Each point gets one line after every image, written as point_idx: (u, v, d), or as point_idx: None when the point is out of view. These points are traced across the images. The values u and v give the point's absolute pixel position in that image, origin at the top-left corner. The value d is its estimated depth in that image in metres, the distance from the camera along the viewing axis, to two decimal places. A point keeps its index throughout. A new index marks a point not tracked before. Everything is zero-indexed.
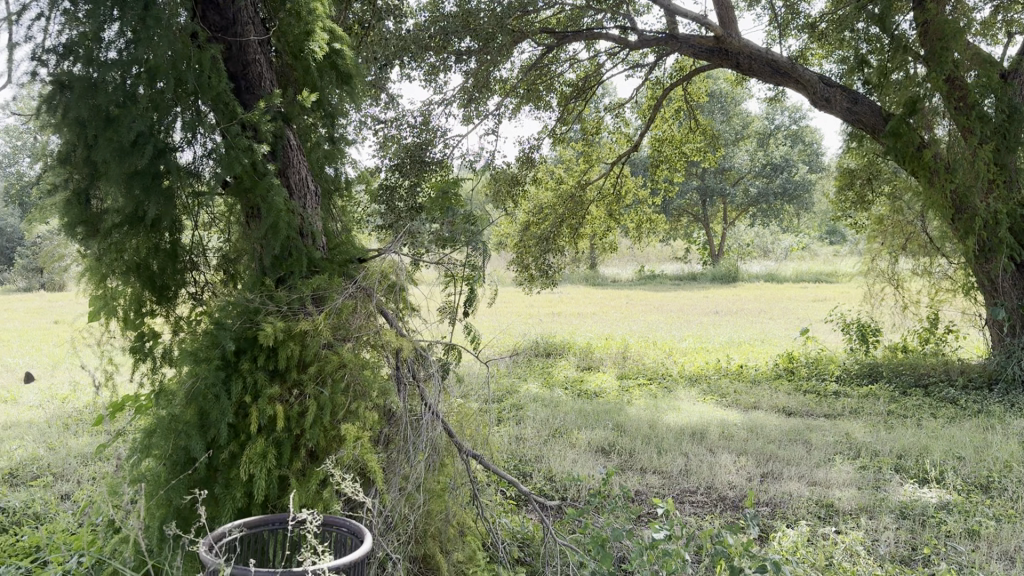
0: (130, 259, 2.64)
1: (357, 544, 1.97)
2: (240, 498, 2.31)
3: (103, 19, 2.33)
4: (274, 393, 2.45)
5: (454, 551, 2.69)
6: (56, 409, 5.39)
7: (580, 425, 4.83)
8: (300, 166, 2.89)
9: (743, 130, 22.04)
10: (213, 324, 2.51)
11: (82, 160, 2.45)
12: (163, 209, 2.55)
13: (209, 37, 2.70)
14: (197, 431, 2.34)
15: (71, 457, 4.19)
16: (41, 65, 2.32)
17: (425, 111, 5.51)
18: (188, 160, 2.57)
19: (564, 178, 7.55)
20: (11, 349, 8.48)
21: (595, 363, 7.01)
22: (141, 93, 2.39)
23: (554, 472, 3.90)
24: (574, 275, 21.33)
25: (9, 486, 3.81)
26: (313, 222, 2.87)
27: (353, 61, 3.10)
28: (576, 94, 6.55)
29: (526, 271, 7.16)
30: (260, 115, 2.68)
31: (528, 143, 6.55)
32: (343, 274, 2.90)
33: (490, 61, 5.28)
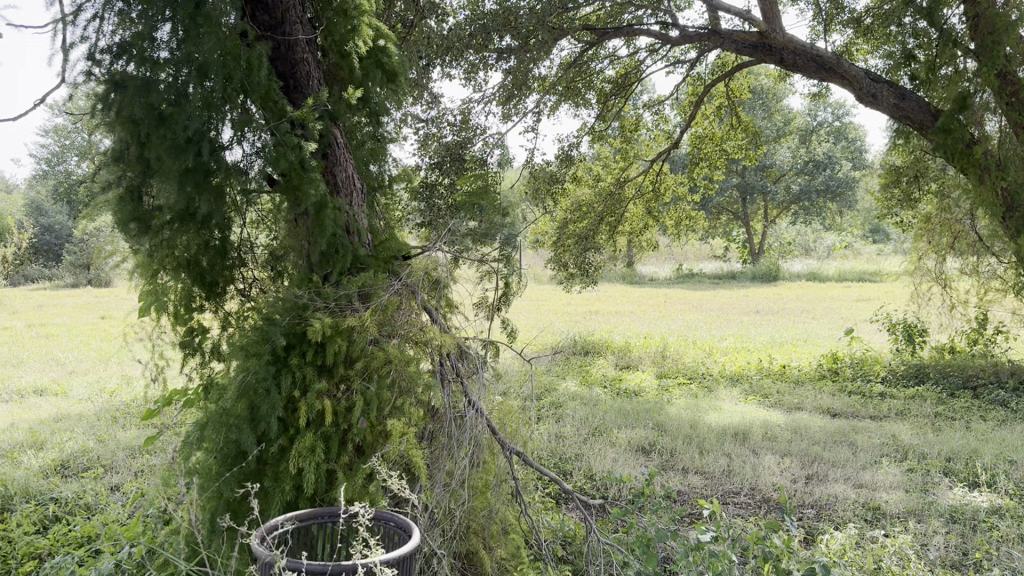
0: (181, 255, 2.68)
1: (405, 539, 1.99)
2: (289, 491, 2.34)
3: (154, 18, 2.37)
4: (322, 388, 2.47)
5: (497, 548, 2.68)
6: (104, 402, 5.50)
7: (619, 424, 4.79)
8: (347, 164, 2.91)
9: (785, 127, 21.63)
10: (263, 320, 2.55)
11: (135, 158, 2.49)
12: (213, 205, 2.58)
13: (258, 35, 2.72)
14: (248, 424, 2.37)
15: (120, 449, 4.28)
16: (96, 65, 2.38)
17: (465, 109, 5.51)
18: (237, 158, 2.59)
19: (602, 175, 7.52)
20: (59, 343, 8.69)
21: (635, 361, 6.98)
22: (193, 91, 2.40)
23: (594, 471, 3.88)
24: (611, 273, 21.26)
25: (61, 476, 3.90)
26: (359, 220, 2.89)
27: (398, 59, 3.12)
28: (616, 91, 6.47)
29: (564, 269, 7.15)
30: (308, 113, 2.70)
31: (568, 140, 6.52)
32: (388, 270, 2.92)
33: (529, 58, 5.28)
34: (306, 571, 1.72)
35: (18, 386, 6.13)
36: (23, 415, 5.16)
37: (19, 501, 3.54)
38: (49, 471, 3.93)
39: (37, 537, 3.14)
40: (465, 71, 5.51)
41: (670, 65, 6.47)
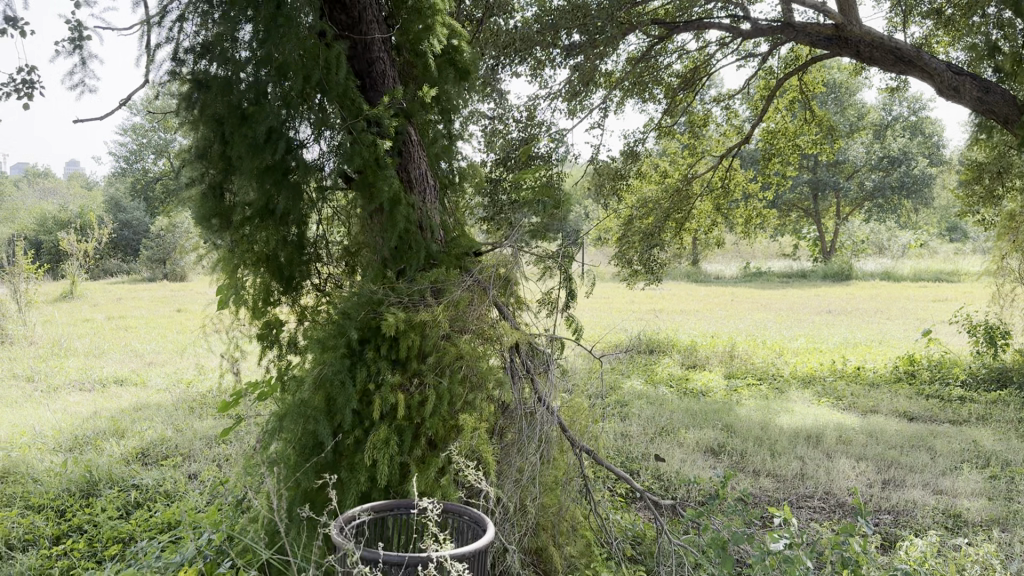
0: (260, 250, 2.73)
1: (479, 533, 2.00)
2: (365, 482, 2.39)
3: (237, 19, 2.40)
4: (396, 382, 2.50)
5: (567, 545, 2.67)
6: (181, 393, 5.68)
7: (687, 424, 4.74)
8: (420, 160, 2.93)
9: (858, 121, 21.00)
10: (339, 314, 2.60)
11: (218, 155, 2.56)
12: (292, 202, 2.64)
13: (336, 35, 2.77)
14: (324, 416, 2.43)
15: (197, 439, 4.41)
16: (180, 64, 2.45)
17: (531, 106, 5.49)
18: (314, 155, 2.66)
19: (669, 171, 7.44)
20: (138, 334, 9.02)
21: (701, 360, 6.89)
22: (272, 91, 2.47)
23: (662, 470, 3.85)
24: (675, 271, 21.04)
25: (142, 463, 4.04)
26: (431, 217, 2.91)
27: (471, 57, 3.14)
28: (683, 85, 6.35)
29: (629, 266, 7.08)
30: (384, 111, 2.74)
31: (633, 136, 6.42)
32: (460, 266, 2.94)
33: (596, 54, 5.25)
34: (382, 561, 1.74)
35: (100, 375, 6.38)
36: (106, 404, 5.37)
37: (104, 486, 3.68)
38: (131, 458, 4.08)
39: (121, 521, 3.26)
40: (531, 68, 5.51)
41: (741, 58, 6.35)
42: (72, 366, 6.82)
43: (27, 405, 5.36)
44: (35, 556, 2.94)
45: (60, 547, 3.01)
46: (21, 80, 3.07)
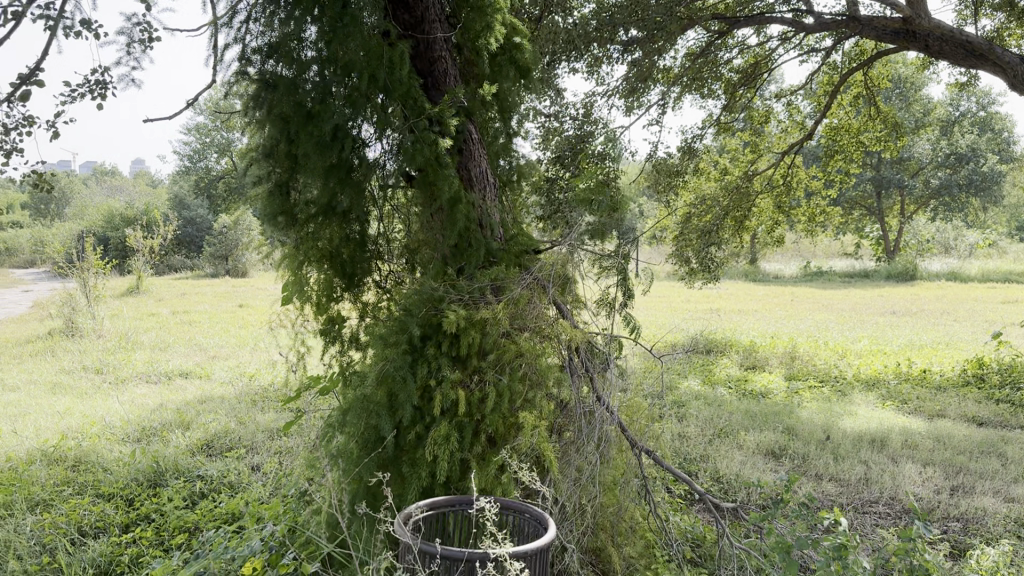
0: (324, 247, 2.79)
1: (539, 532, 1.99)
2: (425, 477, 2.41)
3: (303, 20, 2.46)
4: (456, 379, 2.52)
5: (626, 546, 2.64)
6: (244, 386, 5.80)
7: (746, 426, 4.67)
8: (481, 159, 2.94)
9: (924, 117, 20.39)
10: (401, 311, 2.64)
11: (284, 153, 2.61)
12: (355, 199, 2.70)
13: (399, 34, 2.80)
14: (386, 412, 2.47)
15: (259, 431, 4.50)
16: (248, 64, 2.53)
17: (587, 104, 5.46)
18: (374, 154, 2.72)
19: (728, 168, 7.34)
20: (201, 329, 9.24)
21: (761, 361, 6.79)
22: (336, 91, 2.51)
23: (722, 472, 3.80)
24: (732, 270, 20.78)
25: (206, 455, 4.14)
26: (491, 214, 2.91)
27: (531, 55, 3.13)
28: (743, 81, 6.24)
29: (686, 264, 6.99)
30: (446, 109, 2.73)
31: (692, 132, 6.29)
32: (519, 265, 2.93)
33: (654, 49, 5.16)
34: (441, 556, 1.72)
35: (166, 368, 6.55)
36: (171, 396, 5.51)
37: (170, 476, 3.78)
38: (196, 450, 4.18)
39: (187, 511, 3.35)
40: (588, 64, 5.47)
41: (803, 53, 6.21)
42: (139, 359, 7.03)
43: (97, 396, 5.54)
44: (106, 543, 3.03)
45: (129, 535, 3.11)
46: (94, 80, 3.18)
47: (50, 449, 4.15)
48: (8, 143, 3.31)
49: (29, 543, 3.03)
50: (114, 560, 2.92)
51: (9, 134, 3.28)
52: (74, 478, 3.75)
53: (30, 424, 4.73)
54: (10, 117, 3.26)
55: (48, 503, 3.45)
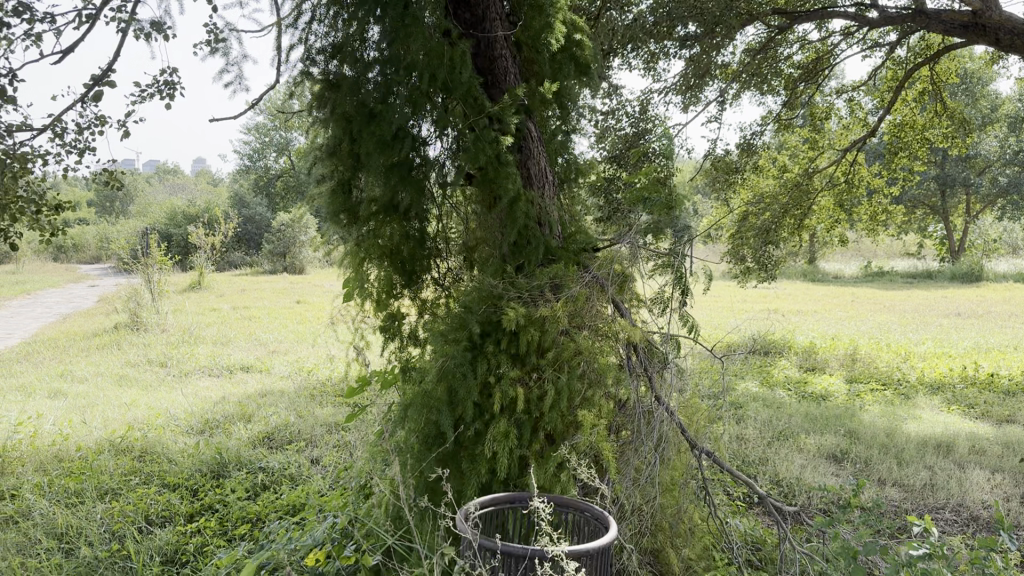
0: (385, 245, 2.81)
1: (599, 531, 1.98)
2: (484, 473, 2.43)
3: (366, 20, 2.54)
4: (515, 376, 2.52)
5: (685, 547, 2.63)
6: (303, 380, 5.91)
7: (806, 429, 4.59)
8: (539, 156, 2.93)
9: (993, 112, 19.73)
10: (462, 308, 2.66)
11: (347, 152, 2.70)
12: (415, 197, 2.73)
13: (461, 33, 2.81)
14: (446, 407, 2.50)
15: (318, 425, 4.57)
16: (313, 64, 2.67)
17: (644, 100, 5.37)
18: (433, 153, 2.76)
19: (789, 165, 7.25)
20: (260, 324, 9.43)
21: (820, 364, 6.66)
22: (398, 91, 2.56)
23: (782, 476, 3.74)
24: (790, 270, 20.43)
25: (267, 447, 4.23)
26: (551, 214, 2.90)
27: (592, 52, 3.11)
28: (804, 77, 6.09)
29: (742, 263, 6.90)
30: (507, 108, 2.73)
31: (751, 129, 6.17)
32: (579, 263, 2.90)
33: (712, 45, 5.06)
34: (501, 552, 1.72)
35: (228, 362, 6.70)
36: (233, 389, 5.65)
37: (233, 468, 3.87)
38: (257, 442, 4.28)
39: (250, 502, 3.42)
40: (645, 61, 5.44)
41: (867, 48, 6.07)
42: (201, 353, 7.21)
43: (161, 389, 5.70)
44: (172, 532, 3.11)
45: (194, 524, 3.19)
46: (163, 81, 3.33)
47: (118, 439, 4.28)
48: (81, 142, 3.45)
49: (99, 530, 3.12)
50: (180, 549, 3.01)
51: (82, 134, 3.42)
52: (141, 468, 3.85)
53: (98, 414, 4.89)
54: (84, 117, 3.41)
55: (117, 492, 3.56)
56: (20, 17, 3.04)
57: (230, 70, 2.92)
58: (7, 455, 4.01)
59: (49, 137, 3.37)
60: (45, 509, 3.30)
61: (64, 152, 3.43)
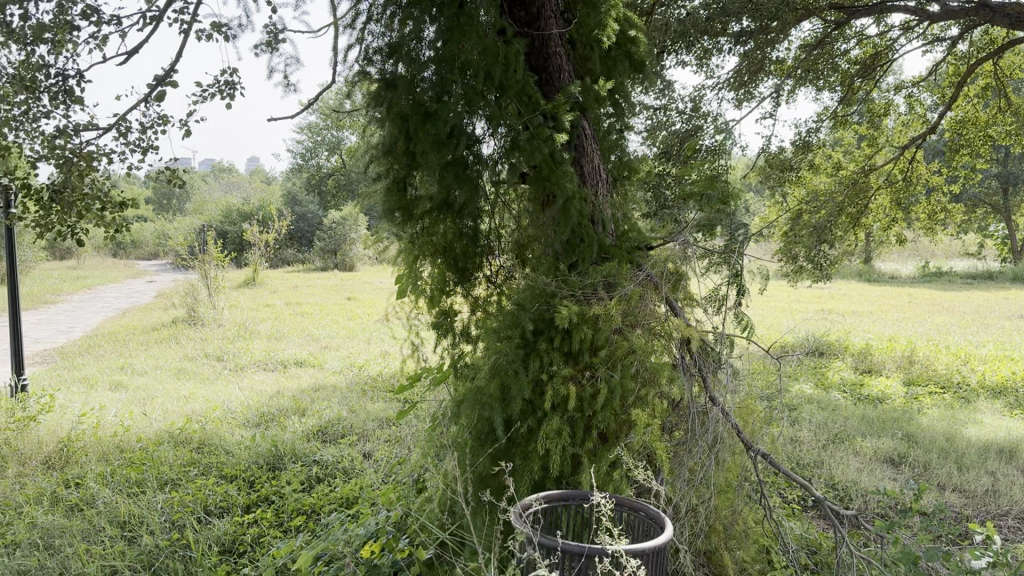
0: (439, 242, 2.87)
1: (656, 532, 1.96)
2: (537, 471, 2.45)
3: (421, 21, 2.57)
4: (568, 374, 2.52)
5: (739, 549, 2.61)
6: (355, 375, 6.00)
7: (862, 432, 4.51)
8: (593, 154, 2.91)
9: None
10: (515, 305, 2.66)
11: (402, 151, 2.74)
12: (470, 196, 2.75)
13: (516, 32, 2.82)
14: (500, 404, 2.52)
15: (370, 420, 4.63)
16: (369, 64, 2.72)
17: (696, 97, 5.30)
18: (487, 152, 2.73)
19: (844, 163, 7.14)
20: (313, 319, 9.59)
21: (877, 366, 6.54)
22: (453, 90, 2.58)
23: (838, 479, 3.68)
24: (845, 269, 20.02)
25: (321, 441, 4.30)
26: (604, 212, 2.87)
27: (646, 49, 3.08)
28: (861, 73, 5.95)
29: (796, 262, 6.80)
30: (561, 105, 2.72)
31: (806, 126, 6.08)
32: (632, 261, 2.87)
33: (766, 41, 5.10)
34: (559, 550, 1.72)
35: (281, 357, 6.82)
36: (287, 383, 5.74)
37: (288, 460, 3.94)
38: (311, 435, 4.35)
39: (304, 494, 3.49)
40: (698, 57, 5.38)
41: (927, 43, 5.92)
42: (257, 347, 7.35)
43: (218, 382, 5.82)
44: (230, 523, 3.19)
45: (251, 515, 3.26)
46: (223, 81, 3.46)
47: (177, 431, 4.39)
48: (144, 141, 3.55)
49: (160, 519, 3.21)
50: (237, 539, 3.08)
51: (145, 134, 3.53)
52: (199, 459, 3.95)
53: (158, 406, 5.02)
54: (148, 117, 3.51)
55: (176, 483, 3.65)
56: (87, 20, 3.14)
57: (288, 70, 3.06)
58: (72, 445, 4.13)
59: (114, 136, 3.48)
60: (109, 497, 3.40)
61: (128, 151, 3.54)
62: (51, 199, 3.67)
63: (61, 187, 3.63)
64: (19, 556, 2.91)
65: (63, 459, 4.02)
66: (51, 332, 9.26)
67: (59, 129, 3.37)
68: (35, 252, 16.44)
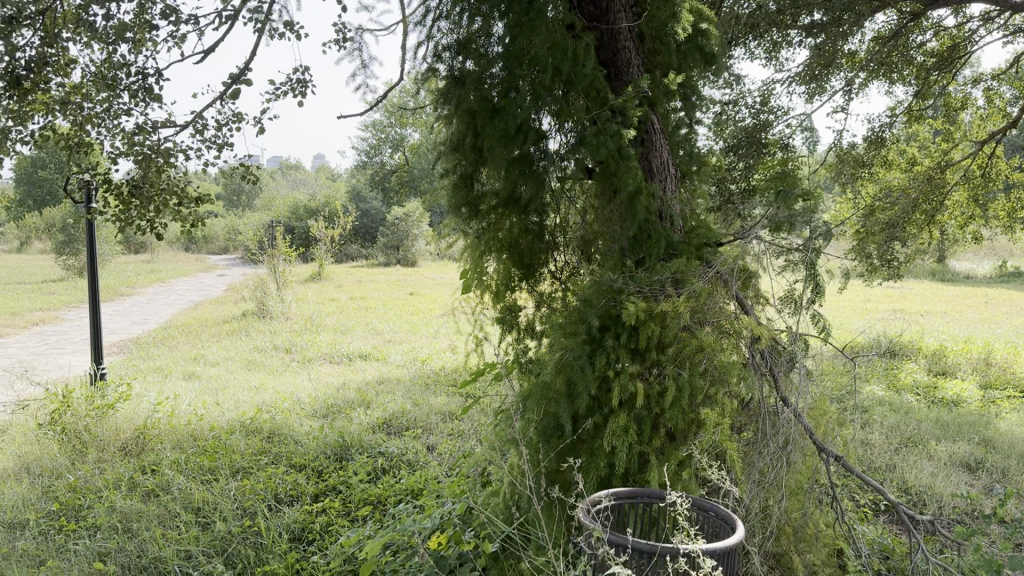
0: (505, 237, 2.87)
1: (727, 533, 1.94)
2: (604, 468, 2.44)
3: (490, 16, 2.60)
4: (635, 371, 2.50)
5: (810, 553, 2.56)
6: (419, 369, 6.07)
7: (937, 436, 4.38)
8: (662, 149, 2.88)
9: None
10: (581, 301, 2.64)
11: (470, 147, 2.76)
12: (536, 191, 2.73)
13: (584, 26, 2.82)
14: (566, 400, 2.52)
15: (433, 414, 4.68)
16: (439, 61, 2.76)
17: (765, 91, 5.18)
18: (554, 148, 2.70)
19: (918, 159, 6.94)
20: (377, 314, 9.73)
21: (951, 368, 6.34)
22: (521, 85, 2.58)
23: (911, 483, 3.59)
24: (917, 269, 19.44)
25: (386, 433, 4.36)
26: (672, 207, 2.84)
27: (717, 41, 3.02)
28: (938, 66, 5.74)
29: (866, 260, 6.62)
30: (629, 100, 2.68)
31: (879, 121, 5.92)
32: (701, 258, 2.83)
33: (839, 33, 4.83)
34: (630, 547, 1.71)
35: (347, 350, 6.94)
36: (352, 376, 5.84)
37: (355, 451, 4.01)
38: (376, 427, 4.42)
39: (370, 485, 3.55)
40: (766, 50, 5.29)
41: (1008, 35, 5.67)
42: (323, 340, 7.50)
43: (286, 374, 5.96)
44: (299, 511, 3.26)
45: (319, 504, 3.33)
46: (295, 79, 3.54)
47: (248, 420, 4.51)
48: (220, 137, 3.64)
49: (233, 506, 3.29)
50: (307, 527, 3.15)
51: (220, 130, 3.62)
52: (270, 448, 4.04)
53: (229, 396, 5.17)
54: (223, 115, 3.60)
55: (248, 471, 3.75)
56: (166, 20, 3.24)
57: (364, 73, 3.27)
58: (149, 433, 4.26)
59: (191, 132, 3.57)
60: (183, 484, 3.50)
61: (204, 147, 3.63)
62: (130, 194, 3.79)
63: (139, 183, 3.75)
64: (99, 538, 3.03)
65: (139, 446, 4.15)
66: (128, 324, 9.59)
67: (138, 126, 3.48)
68: (111, 246, 17.04)
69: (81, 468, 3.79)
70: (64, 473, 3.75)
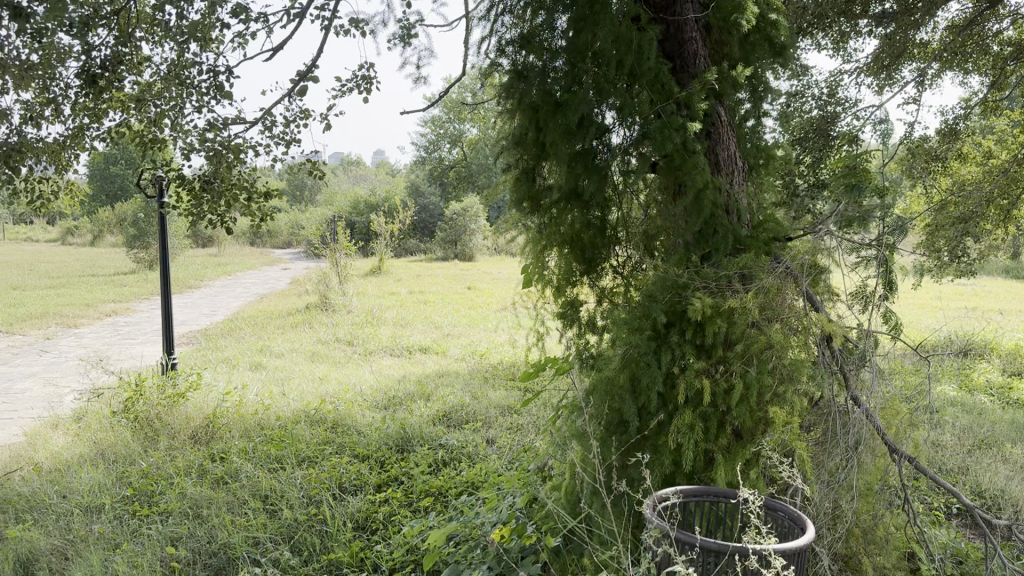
0: (567, 232, 2.85)
1: (797, 533, 1.91)
2: (668, 465, 2.43)
3: (553, 10, 2.63)
4: (700, 367, 2.46)
5: (881, 556, 2.51)
6: (478, 363, 6.10)
7: (1013, 438, 4.23)
8: (730, 142, 2.82)
9: None
10: (646, 296, 2.61)
11: (532, 142, 2.76)
12: (599, 186, 2.72)
13: (650, 17, 2.81)
14: (630, 396, 2.52)
15: (493, 408, 4.70)
16: (502, 56, 2.78)
17: (832, 83, 5.07)
18: (616, 141, 2.70)
19: (994, 151, 6.70)
20: (437, 307, 9.82)
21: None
22: (585, 80, 2.58)
23: (986, 487, 3.48)
24: (991, 265, 18.78)
25: (446, 425, 4.41)
26: (739, 201, 2.78)
27: (788, 31, 2.94)
28: (1014, 55, 5.39)
29: (936, 256, 6.44)
30: (696, 92, 2.63)
31: (953, 112, 5.74)
32: (769, 253, 2.77)
33: (911, 22, 4.67)
34: (698, 545, 1.69)
35: (407, 343, 7.01)
36: (412, 369, 5.91)
37: (416, 443, 4.06)
38: (437, 420, 4.46)
39: (432, 476, 3.59)
40: (834, 41, 5.20)
41: None
42: (384, 333, 7.60)
43: (349, 366, 6.06)
44: (363, 501, 3.31)
45: (383, 494, 3.38)
46: (361, 75, 3.60)
47: (312, 411, 4.60)
48: (287, 133, 3.72)
49: (299, 494, 3.37)
50: (370, 517, 3.20)
51: (288, 126, 3.69)
52: (333, 438, 4.12)
53: (294, 386, 5.28)
54: (291, 111, 3.67)
55: (313, 460, 3.83)
56: (237, 18, 3.31)
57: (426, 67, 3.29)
58: (217, 421, 4.38)
59: (260, 129, 3.66)
60: (251, 472, 3.59)
61: (273, 144, 3.71)
62: (201, 188, 3.89)
63: (210, 178, 3.84)
64: (171, 523, 3.12)
65: (208, 434, 4.27)
66: (196, 316, 9.86)
67: (209, 123, 3.57)
68: (180, 240, 17.52)
69: (152, 455, 3.91)
70: (137, 460, 3.88)
